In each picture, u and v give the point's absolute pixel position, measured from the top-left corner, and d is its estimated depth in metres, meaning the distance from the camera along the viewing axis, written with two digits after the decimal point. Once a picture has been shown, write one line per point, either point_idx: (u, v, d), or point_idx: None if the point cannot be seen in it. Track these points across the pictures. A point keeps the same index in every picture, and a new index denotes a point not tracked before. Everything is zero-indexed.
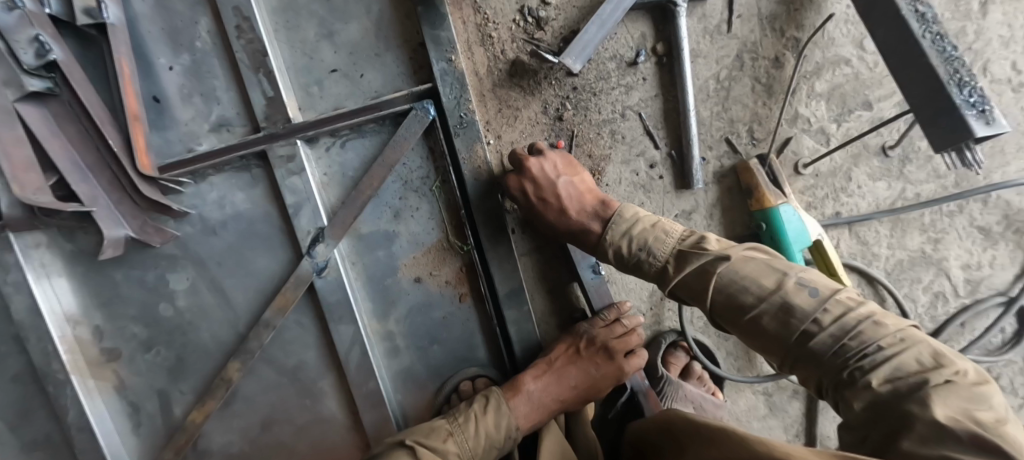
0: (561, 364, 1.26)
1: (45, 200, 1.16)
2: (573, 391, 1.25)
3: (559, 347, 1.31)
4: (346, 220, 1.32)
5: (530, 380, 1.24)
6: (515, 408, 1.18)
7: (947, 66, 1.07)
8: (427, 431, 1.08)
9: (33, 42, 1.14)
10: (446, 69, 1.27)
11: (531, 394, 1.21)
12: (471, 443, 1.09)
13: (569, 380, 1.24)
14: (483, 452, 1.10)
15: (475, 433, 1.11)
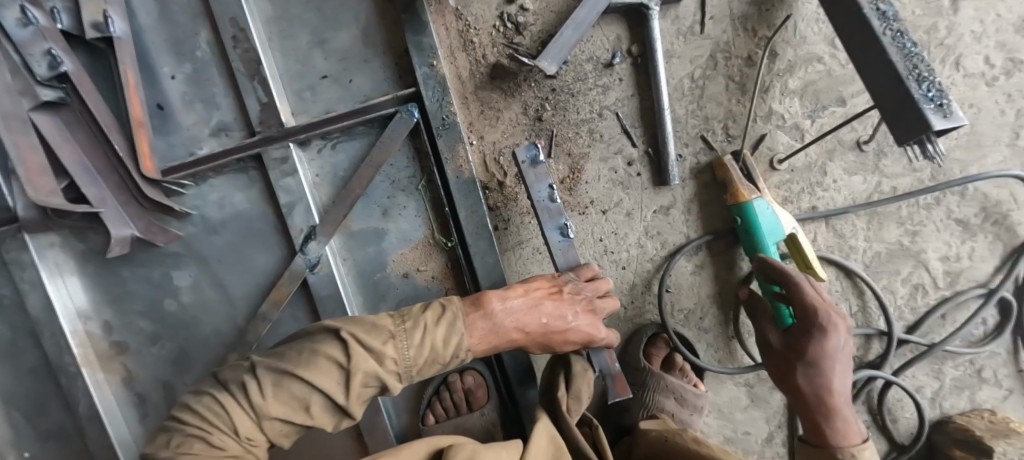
0: (535, 296, 1.11)
1: (57, 202, 1.25)
2: (540, 331, 1.08)
3: (539, 281, 1.14)
4: (337, 218, 1.39)
5: (505, 312, 1.06)
6: (472, 327, 1.02)
7: (906, 62, 1.10)
8: (368, 328, 0.98)
9: (45, 56, 1.23)
10: (429, 74, 1.34)
11: (495, 317, 1.05)
12: (410, 363, 0.98)
13: (540, 317, 1.08)
14: (422, 365, 0.99)
15: (420, 341, 0.98)
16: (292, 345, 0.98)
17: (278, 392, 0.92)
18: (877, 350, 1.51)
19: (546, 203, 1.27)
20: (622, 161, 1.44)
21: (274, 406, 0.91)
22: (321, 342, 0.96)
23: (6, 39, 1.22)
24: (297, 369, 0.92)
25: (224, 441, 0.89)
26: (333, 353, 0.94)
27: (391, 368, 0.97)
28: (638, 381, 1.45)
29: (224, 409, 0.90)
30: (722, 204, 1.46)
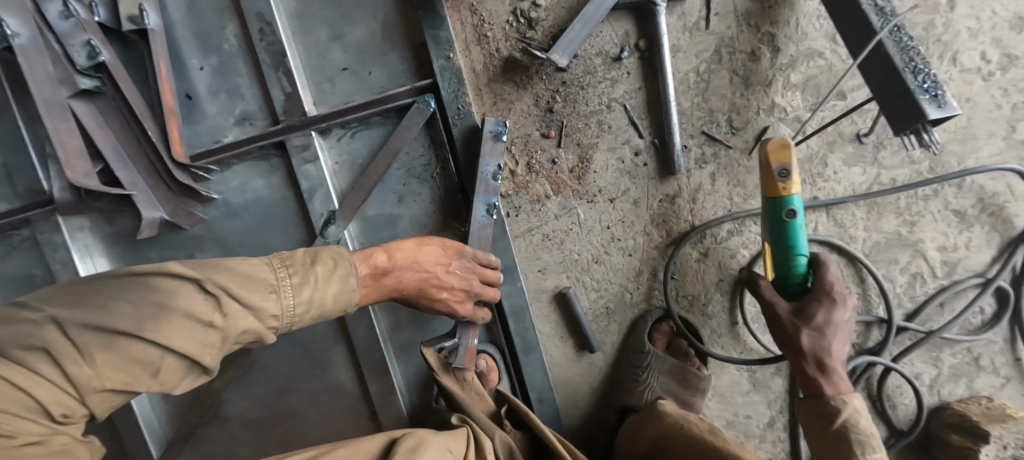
0: (428, 258, 1.16)
1: (93, 184, 1.33)
2: (417, 291, 1.16)
3: (432, 247, 1.18)
4: (355, 203, 1.45)
5: (396, 272, 1.12)
6: (361, 283, 1.07)
7: (903, 55, 1.15)
8: (243, 280, 0.91)
9: (85, 46, 1.30)
10: (445, 66, 1.40)
11: (384, 275, 1.11)
12: (301, 313, 0.98)
13: (421, 277, 1.15)
14: (308, 319, 1.00)
15: (308, 298, 0.98)
16: (90, 295, 0.79)
17: (109, 358, 0.78)
18: (877, 337, 1.56)
19: (489, 177, 1.40)
20: (629, 151, 1.50)
21: (108, 374, 0.78)
22: (159, 297, 0.82)
23: (48, 29, 1.29)
24: (153, 334, 0.80)
25: (40, 430, 0.75)
26: (195, 310, 0.84)
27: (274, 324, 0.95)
28: (643, 363, 1.51)
29: (22, 389, 0.72)
30: (725, 194, 1.51)
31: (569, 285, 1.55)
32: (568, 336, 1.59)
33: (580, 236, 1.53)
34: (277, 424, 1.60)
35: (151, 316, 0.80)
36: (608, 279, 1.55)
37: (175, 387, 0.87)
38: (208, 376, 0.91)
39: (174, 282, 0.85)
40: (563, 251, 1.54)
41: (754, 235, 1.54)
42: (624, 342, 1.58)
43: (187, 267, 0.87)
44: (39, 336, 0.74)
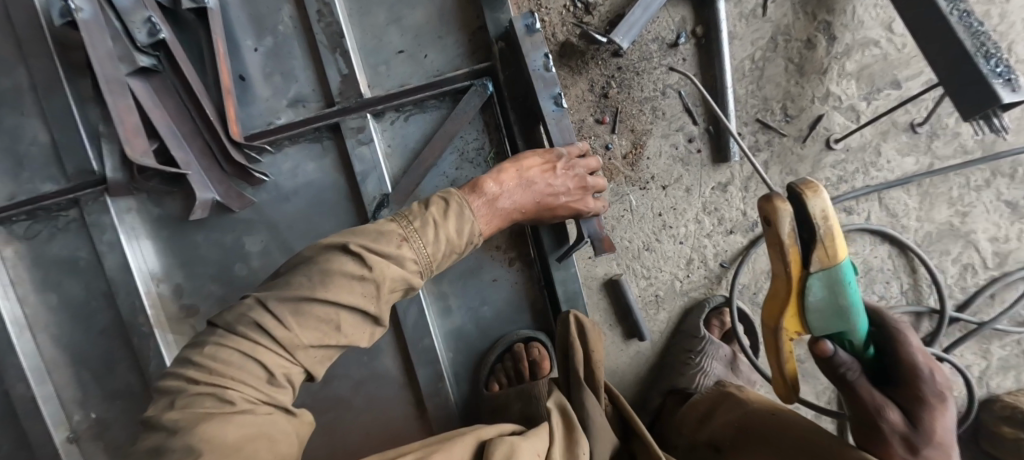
0: (527, 168, 1.20)
1: (150, 162, 1.32)
2: (533, 203, 1.21)
3: (532, 158, 1.22)
4: (409, 187, 1.45)
5: (502, 191, 1.15)
6: (475, 209, 1.09)
7: (974, 40, 1.15)
8: (374, 238, 0.94)
9: (146, 23, 1.28)
10: (504, 49, 1.40)
11: (490, 197, 1.12)
12: (433, 250, 0.98)
13: (531, 189, 1.19)
14: (443, 255, 1.01)
15: (433, 239, 0.99)
16: (277, 280, 0.90)
17: (301, 320, 0.86)
18: (927, 328, 1.56)
19: (541, 73, 1.30)
20: (682, 138, 1.49)
21: (304, 335, 0.86)
22: (322, 266, 0.89)
23: (107, 5, 1.27)
24: (324, 295, 0.86)
25: (259, 393, 0.83)
26: (346, 268, 0.89)
27: (414, 258, 0.96)
28: (696, 348, 1.51)
29: (246, 355, 0.83)
30: (778, 182, 1.51)
31: (619, 273, 1.55)
32: (616, 324, 1.59)
33: (632, 223, 1.52)
34: (322, 411, 1.59)
35: (320, 283, 0.87)
36: (659, 266, 1.55)
37: (359, 342, 0.93)
38: (382, 326, 0.96)
39: (329, 252, 0.92)
40: (614, 239, 1.53)
41: None
42: (673, 329, 1.59)
43: (332, 237, 0.94)
44: (252, 314, 0.86)
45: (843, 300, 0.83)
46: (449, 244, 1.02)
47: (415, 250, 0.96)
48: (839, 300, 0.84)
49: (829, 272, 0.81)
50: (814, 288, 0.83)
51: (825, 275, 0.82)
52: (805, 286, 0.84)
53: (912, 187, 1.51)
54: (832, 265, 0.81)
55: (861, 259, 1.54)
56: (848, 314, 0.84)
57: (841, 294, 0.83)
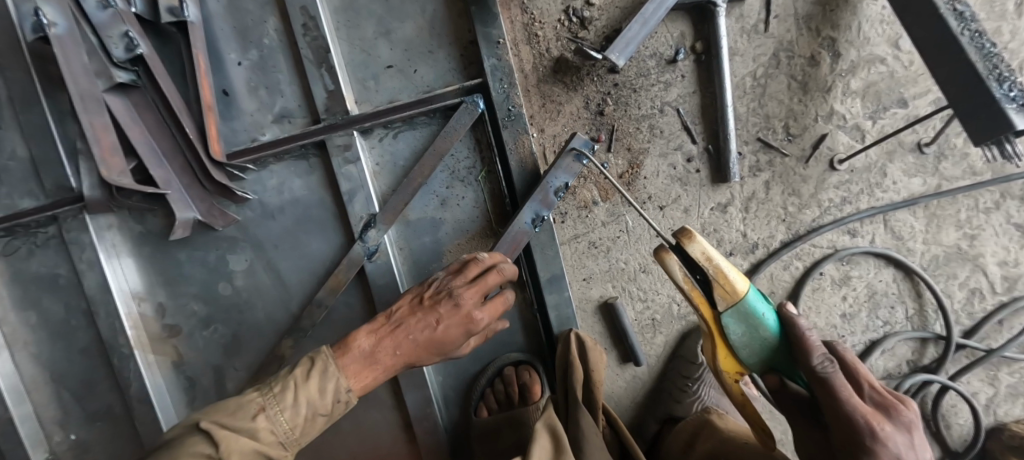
0: (403, 315, 1.15)
1: (126, 182, 1.27)
2: (413, 346, 1.11)
3: (404, 301, 1.17)
4: (398, 206, 1.39)
5: (386, 346, 1.10)
6: (344, 367, 1.08)
7: (986, 63, 1.10)
8: (232, 411, 1.01)
9: (123, 38, 1.23)
10: (496, 65, 1.35)
11: (365, 351, 1.11)
12: (294, 435, 1.03)
13: (409, 333, 1.11)
14: (304, 423, 1.03)
15: (292, 401, 1.02)
16: None
17: None
18: (932, 354, 1.50)
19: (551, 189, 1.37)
20: (681, 157, 1.44)
21: None
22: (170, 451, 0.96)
23: (83, 18, 1.23)
24: None
25: None
26: (191, 451, 0.94)
27: (271, 439, 1.01)
28: (694, 375, 1.49)
29: None
30: (781, 202, 1.46)
31: (615, 295, 1.50)
32: (612, 348, 1.54)
33: (627, 245, 1.48)
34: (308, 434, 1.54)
35: None
36: (655, 289, 1.50)
37: None
38: None
39: (182, 436, 0.99)
40: (610, 260, 1.48)
41: (809, 247, 1.48)
42: (670, 353, 1.54)
43: (191, 419, 1.01)
44: None
45: (761, 330, 0.97)
46: (311, 416, 1.04)
47: (275, 433, 1.01)
48: (757, 331, 0.97)
49: (736, 306, 0.96)
50: (730, 324, 0.97)
51: (734, 310, 0.96)
52: (722, 322, 0.98)
53: (919, 208, 1.46)
54: (736, 300, 0.95)
55: (865, 283, 1.49)
56: (767, 341, 0.98)
57: (755, 324, 0.97)
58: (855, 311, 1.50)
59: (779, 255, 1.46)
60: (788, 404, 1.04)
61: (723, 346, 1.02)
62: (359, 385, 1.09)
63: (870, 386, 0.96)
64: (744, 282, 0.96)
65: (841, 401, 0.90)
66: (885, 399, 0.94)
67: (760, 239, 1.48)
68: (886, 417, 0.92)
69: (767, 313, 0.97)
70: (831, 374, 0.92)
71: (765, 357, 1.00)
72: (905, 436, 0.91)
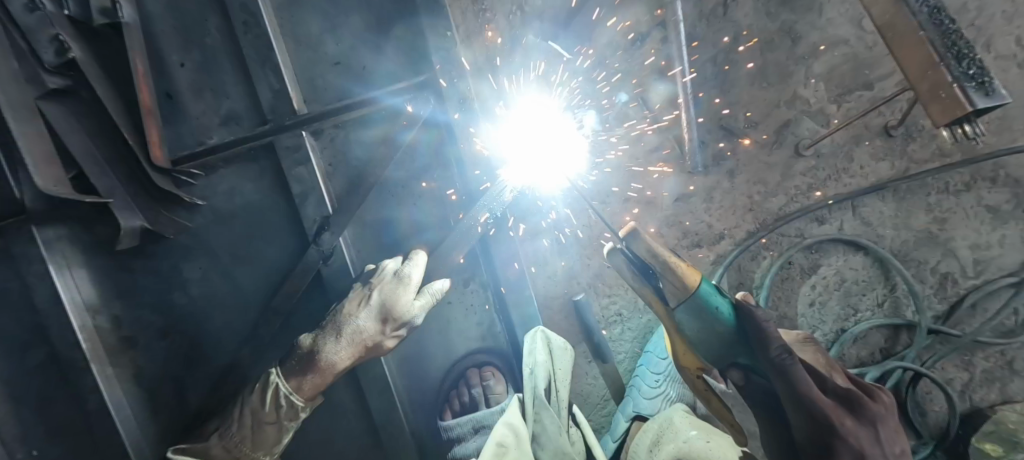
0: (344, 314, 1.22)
1: (65, 192, 1.17)
2: (348, 345, 1.20)
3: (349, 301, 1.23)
4: (353, 209, 1.35)
5: (325, 348, 1.18)
6: (288, 374, 1.19)
7: (944, 40, 1.06)
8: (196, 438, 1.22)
9: (53, 41, 1.15)
10: (446, 57, 1.33)
11: (307, 357, 1.19)
12: (246, 447, 1.18)
13: (346, 329, 1.19)
14: (252, 436, 1.18)
15: (240, 424, 1.18)
16: None
17: None
18: (905, 342, 1.47)
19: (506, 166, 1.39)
20: (641, 148, 1.43)
21: None
22: None
23: (12, 24, 1.13)
24: None
25: None
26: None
27: (225, 453, 1.18)
28: (663, 371, 1.45)
29: None
30: (745, 191, 1.44)
31: (579, 291, 1.49)
32: (580, 344, 1.52)
33: (590, 240, 1.47)
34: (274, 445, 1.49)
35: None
36: (620, 284, 1.49)
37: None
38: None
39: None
40: (573, 256, 1.48)
41: (776, 235, 1.45)
42: (638, 349, 1.53)
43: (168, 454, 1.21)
44: None
45: (717, 325, 0.91)
46: (258, 426, 1.18)
47: (229, 449, 1.18)
48: (714, 327, 0.91)
49: (691, 303, 0.90)
50: (685, 320, 0.91)
51: (688, 307, 0.90)
52: (676, 319, 0.93)
53: (887, 194, 1.43)
54: (690, 294, 0.90)
55: (835, 270, 1.46)
56: (729, 337, 0.92)
57: (711, 320, 0.90)
58: (826, 299, 1.48)
59: (747, 245, 1.43)
60: (755, 400, 0.98)
61: (680, 342, 0.97)
62: (308, 392, 1.20)
63: (836, 382, 0.95)
64: (694, 274, 0.90)
65: (805, 396, 0.88)
66: (852, 393, 0.93)
67: (726, 229, 1.46)
68: (850, 412, 0.92)
69: (723, 307, 0.91)
70: (791, 367, 0.87)
71: (725, 353, 0.94)
72: (869, 430, 0.91)
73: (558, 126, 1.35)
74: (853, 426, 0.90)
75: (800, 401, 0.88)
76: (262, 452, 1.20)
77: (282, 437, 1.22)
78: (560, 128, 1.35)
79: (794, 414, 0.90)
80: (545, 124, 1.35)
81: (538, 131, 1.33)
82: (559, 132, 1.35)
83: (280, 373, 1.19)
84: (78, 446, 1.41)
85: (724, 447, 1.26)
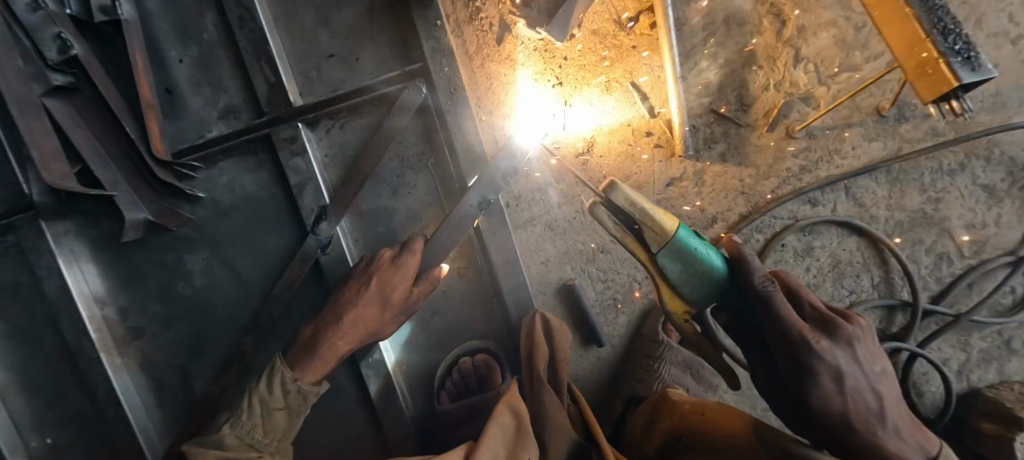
0: (345, 297, 1.26)
1: (71, 185, 1.20)
2: (352, 329, 1.23)
3: (351, 288, 1.27)
4: (347, 197, 1.38)
5: (326, 335, 1.22)
6: (297, 363, 1.21)
7: (931, 16, 1.08)
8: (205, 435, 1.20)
9: (55, 39, 1.18)
10: (435, 48, 1.35)
11: (314, 346, 1.21)
12: (259, 435, 1.16)
13: (347, 313, 1.23)
14: (263, 423, 1.17)
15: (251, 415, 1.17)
16: None
17: None
18: (901, 323, 1.47)
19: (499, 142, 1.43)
20: (633, 133, 1.44)
21: None
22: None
23: (14, 21, 1.16)
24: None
25: None
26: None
27: (239, 442, 1.15)
28: (655, 354, 1.46)
29: None
30: (737, 175, 1.44)
31: (573, 276, 1.51)
32: (576, 329, 1.54)
33: (585, 226, 1.49)
34: None
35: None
36: (614, 268, 1.51)
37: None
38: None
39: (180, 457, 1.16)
40: (567, 242, 1.49)
41: (769, 218, 1.46)
42: (633, 334, 1.53)
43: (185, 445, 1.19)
44: None
45: (698, 265, 0.96)
46: (268, 413, 1.17)
47: (240, 437, 1.15)
48: (695, 267, 0.96)
49: (670, 246, 0.94)
50: (667, 263, 0.96)
51: (668, 250, 0.95)
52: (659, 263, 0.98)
53: (880, 174, 1.43)
54: (668, 240, 0.94)
55: (829, 252, 1.47)
56: (713, 277, 0.97)
57: (691, 261, 0.95)
58: (821, 281, 1.48)
59: (738, 228, 1.44)
60: (744, 339, 1.04)
61: (668, 288, 1.02)
62: (314, 377, 1.21)
63: (812, 308, 0.98)
64: (671, 219, 0.94)
65: (780, 319, 0.92)
66: (828, 317, 0.95)
67: (719, 213, 1.46)
68: (827, 334, 0.94)
69: (702, 248, 0.96)
70: (768, 293, 0.93)
71: (710, 293, 0.99)
72: (847, 350, 0.93)
73: (549, 102, 1.42)
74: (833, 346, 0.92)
75: (779, 325, 0.93)
76: (275, 440, 1.18)
77: (294, 422, 1.22)
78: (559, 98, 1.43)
79: (773, 338, 0.94)
80: (536, 107, 1.42)
81: (530, 114, 1.39)
82: (552, 104, 1.43)
83: (285, 361, 1.21)
84: (89, 432, 1.46)
85: (726, 416, 1.14)
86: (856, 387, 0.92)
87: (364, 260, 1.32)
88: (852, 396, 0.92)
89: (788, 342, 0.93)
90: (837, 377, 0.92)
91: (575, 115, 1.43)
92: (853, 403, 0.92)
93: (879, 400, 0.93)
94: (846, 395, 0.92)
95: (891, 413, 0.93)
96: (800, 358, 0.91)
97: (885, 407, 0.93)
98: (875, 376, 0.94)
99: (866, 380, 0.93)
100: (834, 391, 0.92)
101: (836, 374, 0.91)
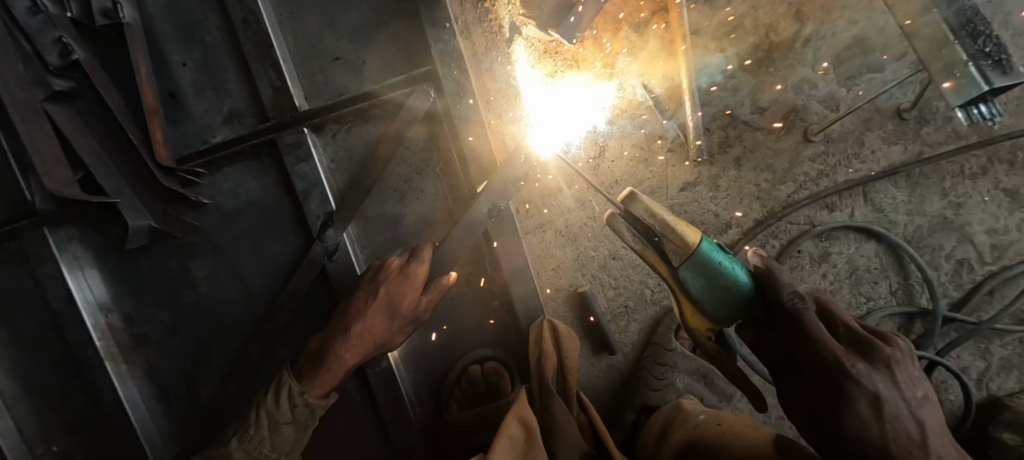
0: (352, 309, 1.22)
1: (74, 193, 1.18)
2: (359, 341, 1.21)
3: (358, 298, 1.23)
4: (354, 204, 1.36)
5: (334, 346, 1.20)
6: (302, 375, 1.19)
7: (959, 17, 1.04)
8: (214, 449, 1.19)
9: (57, 44, 1.15)
10: (445, 50, 1.32)
11: (322, 358, 1.19)
12: (266, 448, 1.15)
13: (352, 325, 1.20)
14: (269, 436, 1.15)
15: (258, 429, 1.15)
16: None
17: None
18: (920, 331, 1.43)
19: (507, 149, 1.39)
20: (647, 136, 1.41)
21: None
22: None
23: (15, 26, 1.13)
24: None
25: None
26: None
27: (247, 456, 1.15)
28: (669, 362, 1.43)
29: None
30: (752, 179, 1.41)
31: (585, 284, 1.48)
32: (587, 337, 1.52)
33: (596, 232, 1.46)
34: None
35: None
36: (626, 275, 1.48)
37: None
38: None
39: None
40: (578, 248, 1.47)
41: (784, 224, 1.43)
42: (646, 341, 1.51)
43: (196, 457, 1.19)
44: None
45: (722, 280, 0.91)
46: (275, 427, 1.16)
47: (249, 454, 1.15)
48: (718, 282, 0.91)
49: (692, 261, 0.90)
50: (689, 278, 0.91)
51: (690, 264, 0.90)
52: (680, 277, 0.93)
53: (900, 179, 1.39)
54: (691, 253, 0.89)
55: (846, 259, 1.43)
56: (737, 291, 0.92)
57: (715, 275, 0.90)
58: (837, 288, 1.45)
59: (753, 234, 1.40)
60: (767, 357, 1.00)
61: (688, 302, 0.97)
62: (321, 390, 1.19)
63: (845, 328, 0.96)
64: (694, 232, 0.90)
65: (815, 340, 0.88)
66: (865, 339, 0.93)
67: (733, 218, 1.43)
68: (864, 357, 0.92)
69: (727, 262, 0.91)
70: (800, 310, 0.89)
71: (734, 308, 0.94)
72: (886, 374, 0.90)
73: (567, 108, 1.40)
74: (870, 369, 0.89)
75: (811, 347, 0.89)
76: (283, 454, 1.18)
77: (302, 436, 1.20)
78: (577, 106, 1.40)
79: (804, 359, 0.91)
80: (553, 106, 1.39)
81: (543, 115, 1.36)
82: (569, 110, 1.40)
83: (292, 375, 1.19)
84: (92, 442, 1.44)
85: (745, 429, 1.14)
86: (895, 414, 0.90)
87: (372, 268, 1.29)
88: (891, 424, 0.90)
89: (821, 366, 0.90)
90: (874, 403, 0.89)
91: (589, 114, 1.40)
92: (893, 431, 0.89)
93: (921, 429, 0.90)
94: (883, 423, 0.89)
95: (932, 442, 0.90)
96: (835, 382, 0.89)
97: (927, 437, 0.90)
98: (916, 404, 0.91)
99: (907, 407, 0.90)
100: (870, 417, 0.89)
101: (874, 400, 0.88)
